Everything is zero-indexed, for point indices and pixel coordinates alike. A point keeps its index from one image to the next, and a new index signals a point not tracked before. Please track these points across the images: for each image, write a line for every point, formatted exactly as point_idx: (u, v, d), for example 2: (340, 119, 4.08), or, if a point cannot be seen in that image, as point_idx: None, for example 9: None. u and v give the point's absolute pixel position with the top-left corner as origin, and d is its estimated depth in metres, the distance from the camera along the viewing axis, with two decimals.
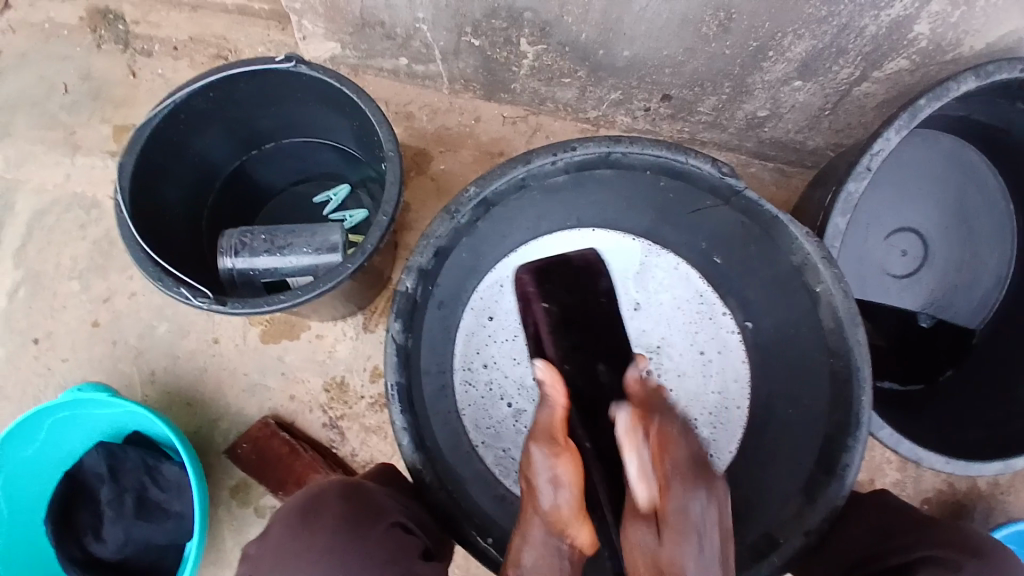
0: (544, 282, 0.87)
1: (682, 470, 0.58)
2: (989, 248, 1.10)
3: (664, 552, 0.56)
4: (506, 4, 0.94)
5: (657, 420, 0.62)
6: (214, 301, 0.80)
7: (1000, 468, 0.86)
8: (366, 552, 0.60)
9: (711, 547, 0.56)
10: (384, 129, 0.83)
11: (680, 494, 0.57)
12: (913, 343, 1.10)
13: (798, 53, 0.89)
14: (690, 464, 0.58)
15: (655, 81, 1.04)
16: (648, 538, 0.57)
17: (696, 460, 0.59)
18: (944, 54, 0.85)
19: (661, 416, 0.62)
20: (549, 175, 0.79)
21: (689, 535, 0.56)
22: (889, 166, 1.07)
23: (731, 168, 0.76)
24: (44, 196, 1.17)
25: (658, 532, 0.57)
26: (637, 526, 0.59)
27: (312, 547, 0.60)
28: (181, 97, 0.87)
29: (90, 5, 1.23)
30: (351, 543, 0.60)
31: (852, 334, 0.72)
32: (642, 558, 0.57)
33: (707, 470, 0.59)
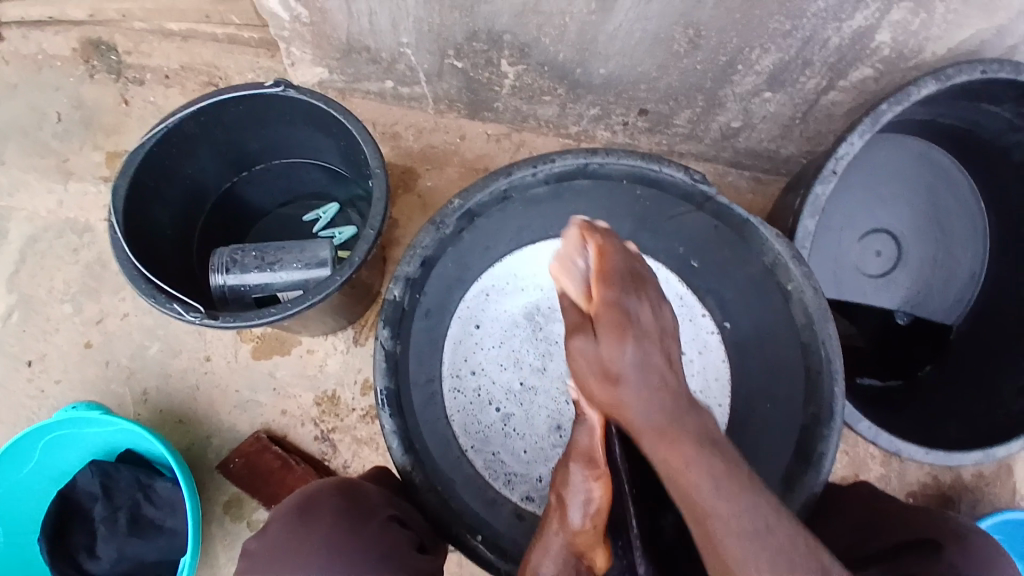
0: None
1: (616, 279, 0.57)
2: (963, 248, 1.13)
3: (603, 353, 0.55)
4: (486, 26, 0.98)
5: (595, 237, 0.61)
6: (206, 316, 0.82)
7: (980, 457, 0.89)
8: (358, 550, 0.62)
9: (649, 343, 0.55)
10: (369, 148, 0.86)
11: (616, 285, 0.56)
12: (893, 340, 1.13)
13: (765, 65, 0.94)
14: (624, 273, 0.57)
15: (631, 96, 1.09)
16: (586, 346, 0.56)
17: (631, 270, 0.59)
18: (906, 61, 0.90)
19: (602, 236, 0.61)
20: (530, 186, 0.83)
21: (630, 334, 0.54)
22: (861, 170, 1.11)
23: (702, 175, 0.80)
24: (37, 221, 1.19)
25: (596, 335, 0.55)
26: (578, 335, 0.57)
27: (307, 544, 0.62)
28: (173, 122, 0.90)
29: (83, 37, 1.26)
30: (346, 539, 0.62)
31: (823, 328, 0.75)
32: (585, 363, 0.56)
33: (641, 279, 0.58)
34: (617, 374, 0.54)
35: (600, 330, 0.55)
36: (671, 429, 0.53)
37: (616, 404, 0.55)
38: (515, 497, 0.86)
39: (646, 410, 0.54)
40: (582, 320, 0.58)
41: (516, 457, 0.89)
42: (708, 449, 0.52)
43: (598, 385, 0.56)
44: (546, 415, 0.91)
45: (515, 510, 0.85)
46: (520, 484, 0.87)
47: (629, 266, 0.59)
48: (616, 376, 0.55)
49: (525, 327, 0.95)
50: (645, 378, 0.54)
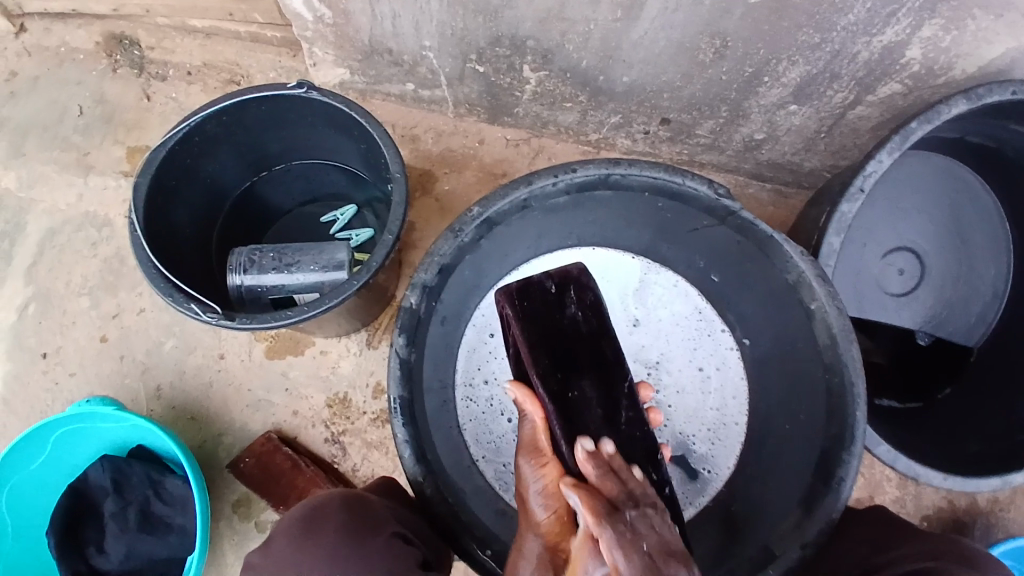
0: (519, 299, 0.72)
1: (595, 517, 0.50)
2: (986, 268, 1.11)
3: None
4: (509, 32, 0.97)
5: (597, 503, 0.51)
6: (223, 316, 0.82)
7: (998, 483, 0.87)
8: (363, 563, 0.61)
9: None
10: (390, 151, 0.86)
11: (632, 547, 0.46)
12: (916, 362, 1.11)
13: (792, 78, 0.92)
14: (607, 514, 0.50)
15: (654, 105, 1.07)
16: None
17: (638, 529, 0.48)
18: (936, 78, 0.88)
19: (602, 476, 0.55)
20: (551, 196, 0.82)
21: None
22: (887, 187, 1.09)
23: (726, 189, 0.79)
24: (58, 214, 1.20)
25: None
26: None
27: (312, 557, 0.62)
28: (195, 121, 0.90)
29: (106, 31, 1.27)
30: (351, 553, 0.62)
31: (845, 350, 0.74)
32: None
33: (659, 536, 0.48)
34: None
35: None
36: None
37: None
38: None
39: None
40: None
41: None
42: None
43: None
44: None
45: None
46: None
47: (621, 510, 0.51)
48: None
49: None
50: None
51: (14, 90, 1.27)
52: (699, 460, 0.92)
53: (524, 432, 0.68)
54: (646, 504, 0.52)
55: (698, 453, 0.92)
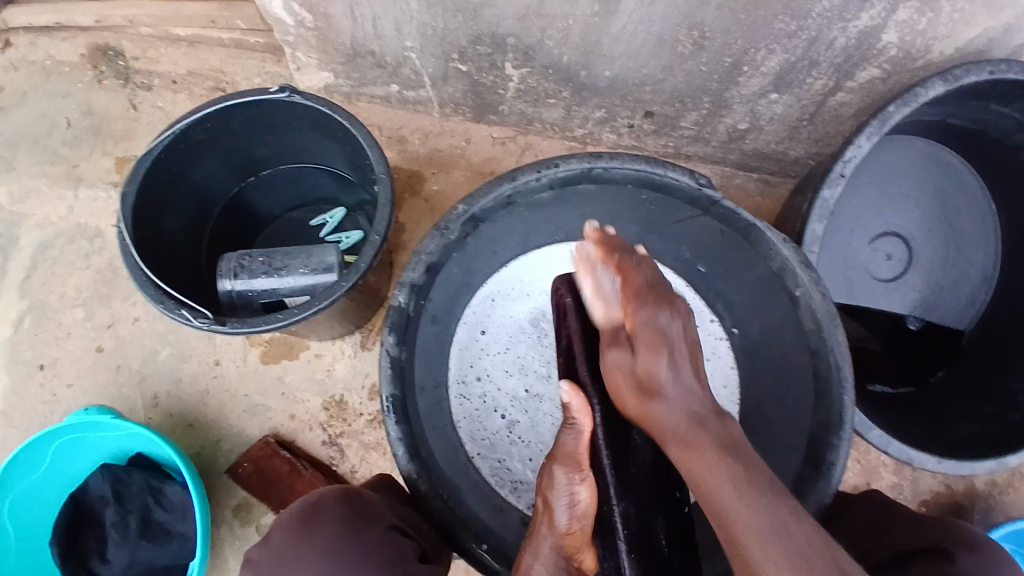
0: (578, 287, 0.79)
1: (638, 289, 0.63)
2: (974, 251, 1.12)
3: (640, 363, 0.59)
4: (490, 30, 0.98)
5: (614, 257, 0.67)
6: (214, 321, 0.82)
7: (992, 466, 0.88)
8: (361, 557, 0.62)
9: (672, 330, 0.60)
10: (375, 153, 0.86)
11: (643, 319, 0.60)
12: (907, 346, 1.12)
13: (772, 66, 0.93)
14: (645, 284, 0.63)
15: (637, 99, 1.08)
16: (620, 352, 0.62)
17: (649, 278, 0.64)
18: (914, 61, 0.89)
19: (621, 253, 0.67)
20: (535, 191, 0.83)
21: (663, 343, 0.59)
22: (871, 173, 1.10)
23: (707, 179, 0.80)
24: (48, 227, 1.21)
25: (632, 347, 0.60)
26: (614, 350, 0.62)
27: (310, 552, 0.63)
28: (181, 128, 0.91)
29: (91, 43, 1.28)
30: (349, 546, 0.63)
31: (831, 335, 0.75)
32: (623, 376, 0.61)
33: (660, 280, 0.64)
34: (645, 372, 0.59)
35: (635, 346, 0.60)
36: (699, 442, 0.55)
37: (648, 416, 0.59)
38: (521, 505, 0.85)
39: (677, 426, 0.56)
40: (617, 335, 0.63)
41: (522, 464, 0.88)
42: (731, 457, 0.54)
43: (633, 396, 0.60)
44: (552, 421, 0.91)
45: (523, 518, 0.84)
46: (527, 491, 0.86)
47: (650, 280, 0.64)
48: (648, 385, 0.58)
49: (531, 333, 0.94)
50: (676, 390, 0.58)
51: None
52: None
53: (564, 444, 0.67)
54: (643, 257, 0.67)
55: None
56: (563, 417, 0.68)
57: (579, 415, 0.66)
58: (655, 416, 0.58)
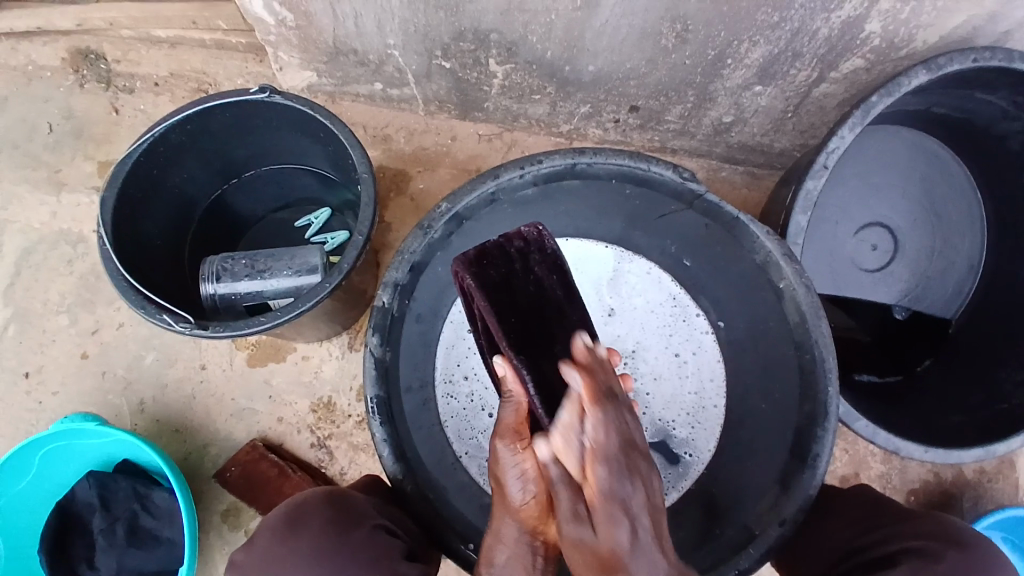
0: (481, 259, 0.69)
1: (608, 454, 0.48)
2: (960, 240, 1.12)
3: (602, 539, 0.47)
4: (472, 26, 0.97)
5: (592, 388, 0.52)
6: (196, 325, 0.81)
7: (981, 454, 0.88)
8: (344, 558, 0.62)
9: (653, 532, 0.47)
10: (356, 152, 0.85)
11: (613, 502, 0.47)
12: (893, 335, 1.12)
13: (755, 58, 0.93)
14: (618, 445, 0.49)
15: (622, 93, 1.08)
16: (581, 538, 0.49)
17: (627, 441, 0.49)
18: (898, 51, 0.89)
19: (600, 387, 0.52)
20: (518, 188, 0.82)
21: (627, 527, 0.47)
22: (856, 164, 1.10)
23: (691, 173, 0.79)
24: (30, 233, 1.19)
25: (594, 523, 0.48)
26: (570, 525, 0.50)
27: (293, 555, 0.63)
28: (159, 132, 0.90)
29: (72, 46, 1.26)
30: (333, 548, 0.63)
31: (816, 328, 0.74)
32: (582, 549, 0.49)
33: (637, 453, 0.49)
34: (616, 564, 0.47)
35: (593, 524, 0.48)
36: None
37: None
38: None
39: None
40: (578, 508, 0.50)
41: None
42: None
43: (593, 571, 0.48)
44: None
45: None
46: None
47: (627, 440, 0.49)
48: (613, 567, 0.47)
49: None
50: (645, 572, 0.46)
51: None
52: (679, 444, 0.92)
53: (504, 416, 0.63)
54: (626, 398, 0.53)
55: (679, 437, 0.93)
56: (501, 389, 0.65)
57: (515, 383, 0.63)
58: None
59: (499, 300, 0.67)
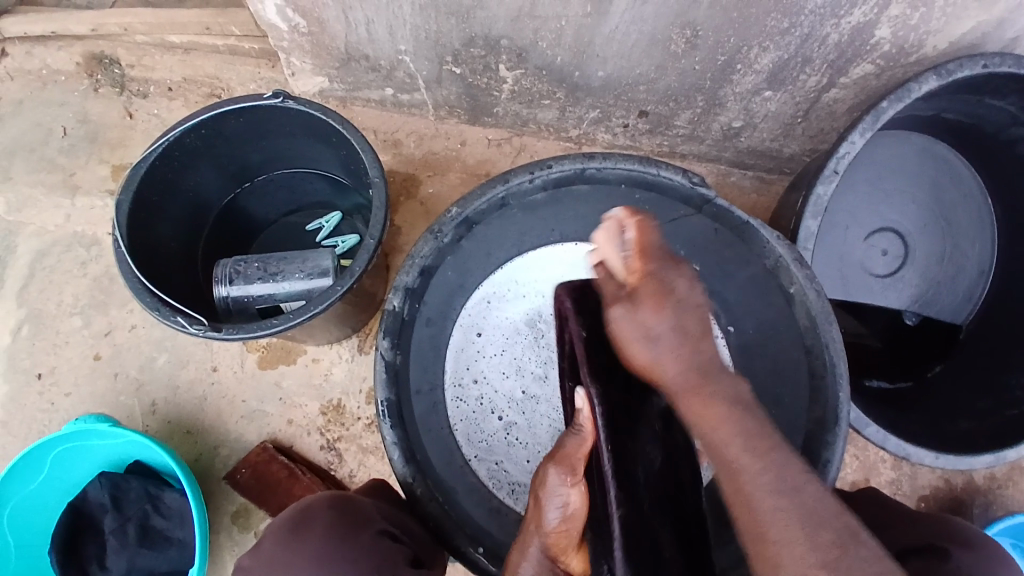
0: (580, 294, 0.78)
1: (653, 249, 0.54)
2: (971, 244, 1.12)
3: (647, 317, 0.53)
4: (483, 32, 0.98)
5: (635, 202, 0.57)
6: (210, 328, 0.82)
7: (991, 460, 0.87)
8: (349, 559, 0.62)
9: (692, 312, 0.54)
10: (368, 157, 0.86)
11: (655, 280, 0.53)
12: (907, 343, 1.12)
13: (765, 64, 0.93)
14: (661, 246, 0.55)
15: (631, 98, 1.08)
16: (623, 315, 0.55)
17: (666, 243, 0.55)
18: (907, 56, 0.89)
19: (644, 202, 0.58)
20: (528, 193, 0.83)
21: (671, 304, 0.53)
22: (866, 169, 1.10)
23: (700, 178, 0.81)
24: (45, 236, 1.21)
25: (638, 305, 0.54)
26: (616, 305, 0.56)
27: (298, 559, 0.63)
28: (174, 136, 0.91)
29: (86, 50, 1.27)
30: (339, 551, 0.63)
31: (827, 332, 0.76)
32: (626, 331, 0.55)
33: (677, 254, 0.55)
34: (654, 334, 0.54)
35: (636, 301, 0.54)
36: (705, 393, 0.54)
37: (653, 367, 0.55)
38: (519, 507, 0.85)
39: (684, 374, 0.54)
40: (619, 291, 0.56)
41: (519, 466, 0.88)
42: (741, 413, 0.54)
43: (638, 345, 0.55)
44: (549, 423, 0.90)
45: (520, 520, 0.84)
46: (524, 493, 0.86)
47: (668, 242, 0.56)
48: (656, 338, 0.54)
49: (527, 334, 0.93)
50: (684, 346, 0.54)
51: None
52: None
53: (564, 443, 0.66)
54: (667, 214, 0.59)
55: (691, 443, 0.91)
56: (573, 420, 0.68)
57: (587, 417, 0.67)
58: (658, 363, 0.55)
59: (588, 328, 0.74)
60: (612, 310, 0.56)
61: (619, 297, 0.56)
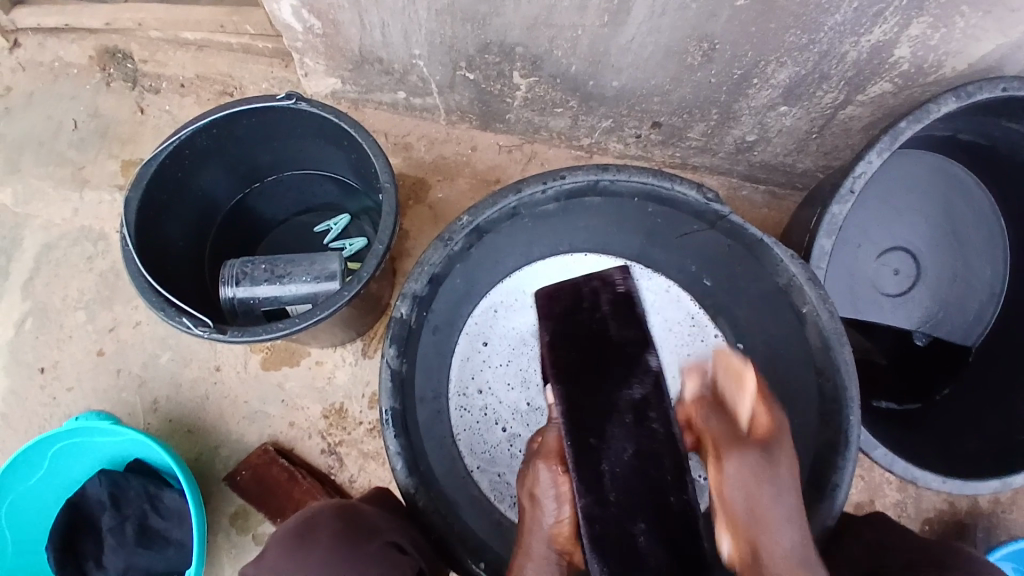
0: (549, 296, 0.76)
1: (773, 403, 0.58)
2: (982, 266, 1.11)
3: (769, 476, 0.54)
4: (497, 39, 0.98)
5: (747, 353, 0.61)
6: (215, 329, 0.82)
7: (998, 486, 0.86)
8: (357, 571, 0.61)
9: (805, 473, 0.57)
10: (380, 162, 0.86)
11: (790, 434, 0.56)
12: (914, 363, 1.11)
13: (781, 79, 0.92)
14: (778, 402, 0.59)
15: (645, 109, 1.07)
16: (746, 463, 0.54)
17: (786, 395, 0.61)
18: (926, 76, 0.88)
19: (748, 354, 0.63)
20: (539, 204, 0.82)
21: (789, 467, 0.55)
22: (878, 187, 1.09)
23: (715, 194, 0.79)
24: (52, 229, 1.21)
25: (761, 464, 0.54)
26: (736, 447, 0.55)
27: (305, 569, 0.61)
28: (186, 135, 0.90)
29: (100, 45, 1.28)
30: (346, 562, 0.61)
31: (839, 354, 0.74)
32: (741, 489, 0.54)
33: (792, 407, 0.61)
34: (776, 491, 0.54)
35: (770, 458, 0.55)
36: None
37: (758, 537, 0.53)
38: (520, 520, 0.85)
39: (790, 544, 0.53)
40: (742, 436, 0.56)
41: None
42: None
43: (750, 509, 0.54)
44: None
45: None
46: None
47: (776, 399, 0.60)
48: (767, 505, 0.54)
49: (533, 345, 0.94)
50: (789, 518, 0.54)
51: (8, 105, 1.28)
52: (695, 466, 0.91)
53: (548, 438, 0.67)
54: None
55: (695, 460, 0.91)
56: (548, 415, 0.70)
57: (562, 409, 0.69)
58: (766, 530, 0.53)
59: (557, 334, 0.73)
60: (726, 461, 0.55)
61: (742, 441, 0.56)
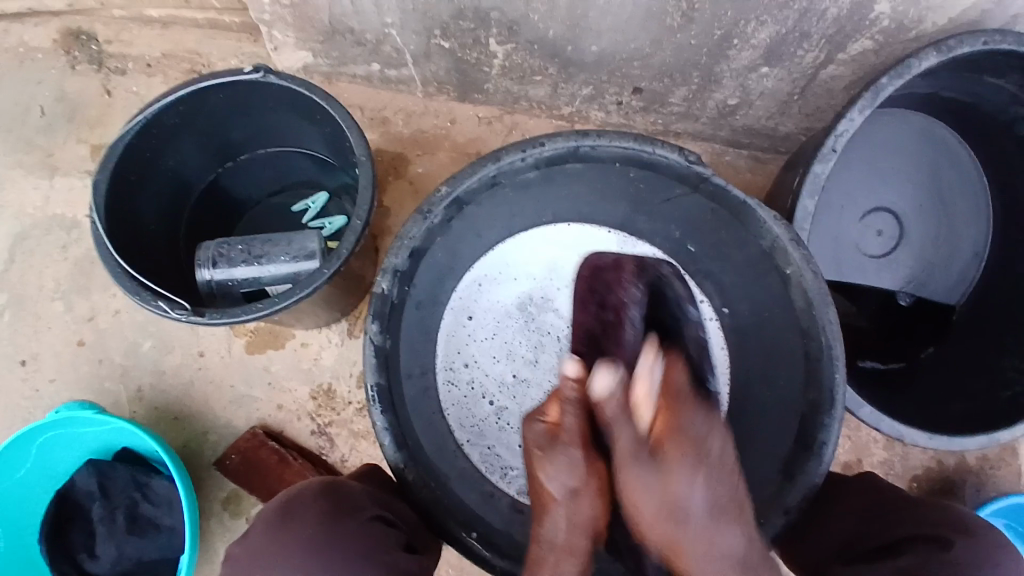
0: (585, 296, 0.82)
1: (681, 398, 0.62)
2: (964, 225, 1.11)
3: (669, 487, 0.60)
4: (472, 4, 0.95)
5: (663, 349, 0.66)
6: (193, 312, 0.80)
7: (983, 441, 0.87)
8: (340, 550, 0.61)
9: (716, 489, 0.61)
10: (355, 135, 0.83)
11: (688, 440, 0.61)
12: (899, 322, 1.11)
13: (762, 39, 0.91)
14: (686, 392, 0.63)
15: (625, 74, 1.05)
16: (646, 471, 0.62)
17: (695, 389, 0.64)
18: (907, 32, 0.87)
19: (670, 354, 0.66)
20: (519, 171, 0.79)
21: (698, 458, 0.60)
22: (860, 148, 1.08)
23: (697, 156, 0.77)
24: (23, 219, 1.17)
25: (662, 465, 0.61)
26: (633, 463, 0.62)
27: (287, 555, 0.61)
28: (151, 113, 0.87)
29: (62, 26, 1.22)
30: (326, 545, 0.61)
31: (823, 314, 0.73)
32: (642, 487, 0.61)
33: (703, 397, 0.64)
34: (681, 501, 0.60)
35: (666, 462, 0.60)
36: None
37: (675, 542, 0.61)
38: (512, 490, 0.85)
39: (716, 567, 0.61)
40: (642, 449, 0.62)
41: (511, 450, 0.89)
42: None
43: (657, 515, 0.62)
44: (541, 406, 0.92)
45: (514, 504, 0.84)
46: (516, 477, 0.87)
47: (692, 386, 0.64)
48: (677, 513, 0.61)
49: (518, 318, 0.95)
50: (708, 537, 0.61)
51: None
52: None
53: (570, 425, 0.67)
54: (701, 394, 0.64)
55: None
56: (562, 389, 0.68)
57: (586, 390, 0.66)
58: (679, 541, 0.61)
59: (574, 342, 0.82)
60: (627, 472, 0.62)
61: (650, 447, 0.62)
